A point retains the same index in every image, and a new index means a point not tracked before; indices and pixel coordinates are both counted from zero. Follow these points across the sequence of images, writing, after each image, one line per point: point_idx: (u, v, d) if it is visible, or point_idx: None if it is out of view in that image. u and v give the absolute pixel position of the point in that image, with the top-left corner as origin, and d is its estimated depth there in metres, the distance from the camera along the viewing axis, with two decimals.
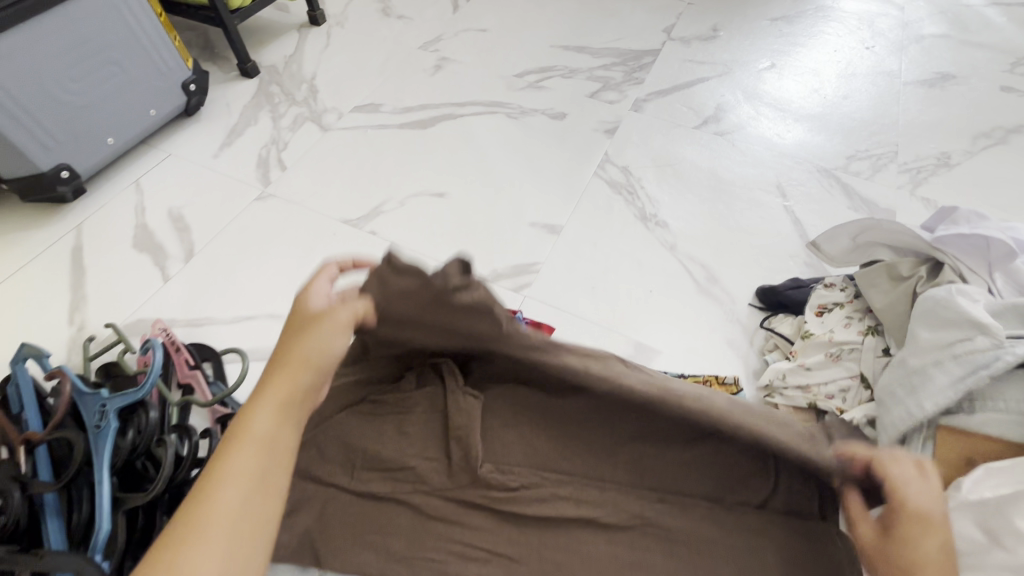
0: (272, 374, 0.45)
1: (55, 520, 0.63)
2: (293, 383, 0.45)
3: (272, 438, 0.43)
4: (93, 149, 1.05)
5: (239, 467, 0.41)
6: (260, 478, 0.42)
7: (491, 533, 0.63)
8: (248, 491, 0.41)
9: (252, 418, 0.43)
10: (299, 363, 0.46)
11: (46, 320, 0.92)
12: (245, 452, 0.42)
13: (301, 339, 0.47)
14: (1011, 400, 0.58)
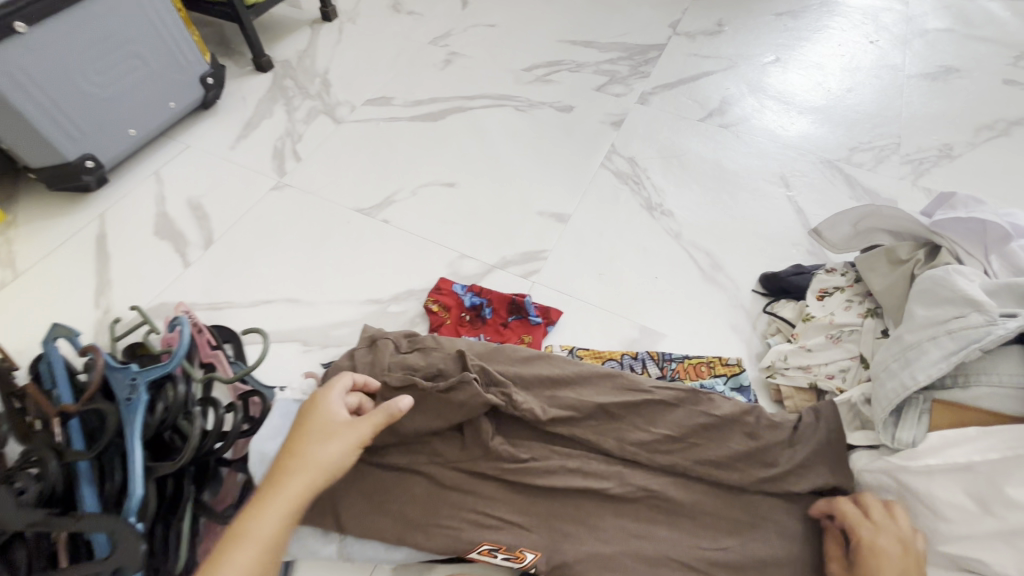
0: (289, 470, 0.56)
1: (89, 488, 0.66)
2: (303, 477, 0.56)
3: (280, 523, 0.53)
4: (116, 140, 1.09)
5: (251, 540, 0.51)
6: (263, 558, 0.51)
7: (503, 502, 0.66)
8: (254, 562, 0.50)
9: (268, 502, 0.54)
10: (313, 463, 0.57)
11: (74, 303, 0.96)
12: (256, 532, 0.52)
13: (317, 440, 0.59)
14: (1003, 374, 0.61)
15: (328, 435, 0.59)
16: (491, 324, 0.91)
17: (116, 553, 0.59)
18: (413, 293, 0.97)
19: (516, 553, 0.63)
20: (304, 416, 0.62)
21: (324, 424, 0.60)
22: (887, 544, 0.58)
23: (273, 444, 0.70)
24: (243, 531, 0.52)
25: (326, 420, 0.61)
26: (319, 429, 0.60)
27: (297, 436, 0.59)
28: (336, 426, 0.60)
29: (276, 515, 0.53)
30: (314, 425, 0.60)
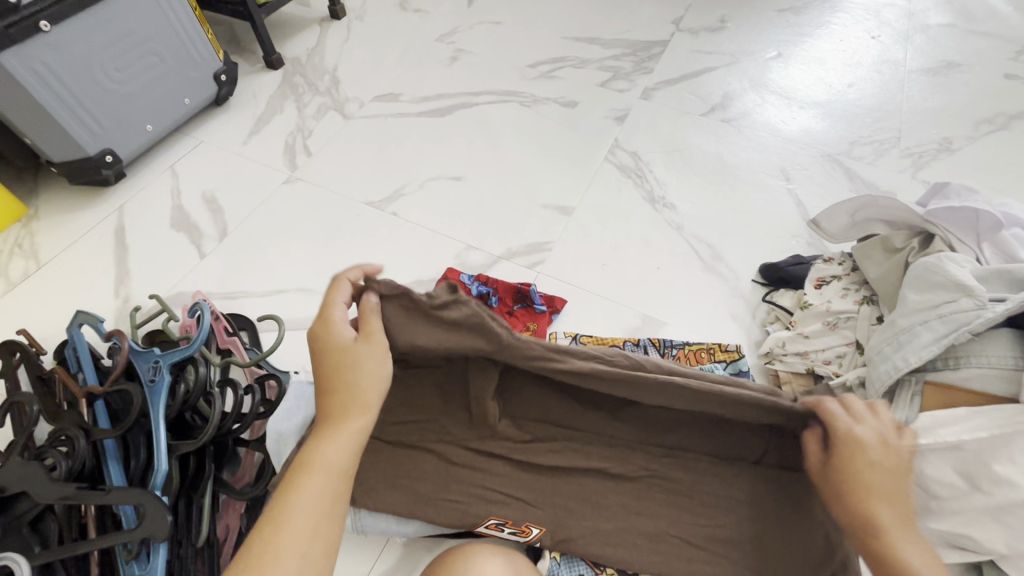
0: (336, 401, 0.53)
1: (115, 464, 0.70)
2: (349, 406, 0.53)
3: (348, 452, 0.52)
4: (133, 135, 1.12)
5: (321, 473, 0.50)
6: (339, 486, 0.50)
7: (509, 479, 0.69)
8: (330, 492, 0.49)
9: (326, 437, 0.52)
10: (357, 390, 0.54)
11: (95, 293, 0.99)
12: (322, 464, 0.50)
13: (350, 363, 0.54)
14: (993, 356, 0.63)
15: (358, 357, 0.54)
16: (497, 312, 0.94)
17: (144, 524, 0.62)
18: (421, 283, 1.00)
19: (522, 527, 0.67)
20: (319, 342, 0.55)
21: (345, 360, 0.54)
22: (869, 438, 0.52)
23: (288, 425, 0.74)
24: (310, 467, 0.50)
25: (344, 358, 0.54)
26: (344, 354, 0.54)
27: (325, 366, 0.54)
28: (361, 346, 0.55)
29: (339, 445, 0.51)
30: (333, 350, 0.55)
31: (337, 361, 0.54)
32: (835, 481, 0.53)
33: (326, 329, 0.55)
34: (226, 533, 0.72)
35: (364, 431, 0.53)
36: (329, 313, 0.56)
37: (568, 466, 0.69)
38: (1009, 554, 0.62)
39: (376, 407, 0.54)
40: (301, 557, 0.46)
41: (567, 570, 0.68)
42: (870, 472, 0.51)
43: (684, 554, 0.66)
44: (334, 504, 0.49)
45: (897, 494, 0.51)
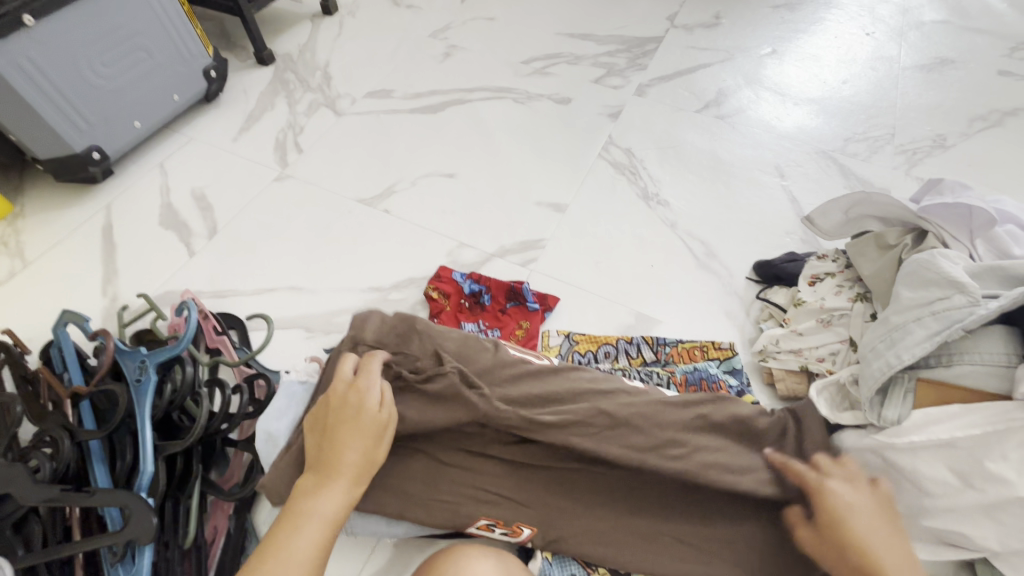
0: (336, 456, 0.58)
1: (101, 466, 0.69)
2: (348, 464, 0.58)
3: (339, 503, 0.56)
4: (120, 132, 1.11)
5: (312, 520, 0.54)
6: (324, 534, 0.54)
7: (500, 478, 0.68)
8: (318, 538, 0.54)
9: (319, 488, 0.56)
10: (358, 447, 0.59)
11: (82, 291, 0.98)
12: (314, 512, 0.55)
13: (360, 422, 0.60)
14: (986, 353, 0.63)
15: (368, 419, 0.60)
16: (490, 310, 0.93)
17: (130, 526, 0.61)
18: (413, 281, 0.99)
19: (513, 528, 0.67)
20: (339, 402, 0.61)
21: (352, 423, 0.60)
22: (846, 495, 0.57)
23: (279, 425, 0.72)
24: (304, 514, 0.55)
25: (351, 423, 0.60)
26: (356, 414, 0.60)
27: (337, 423, 0.60)
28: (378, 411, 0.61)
29: (331, 495, 0.56)
30: (351, 411, 0.60)
31: (346, 422, 0.60)
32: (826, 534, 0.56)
33: (353, 395, 0.61)
34: (215, 535, 0.71)
35: (356, 486, 0.58)
36: (352, 379, 0.63)
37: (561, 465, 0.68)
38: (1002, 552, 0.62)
39: (372, 467, 0.59)
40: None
41: (559, 570, 0.68)
42: (856, 518, 0.55)
43: (677, 553, 0.65)
44: (320, 551, 0.53)
45: (891, 536, 0.54)
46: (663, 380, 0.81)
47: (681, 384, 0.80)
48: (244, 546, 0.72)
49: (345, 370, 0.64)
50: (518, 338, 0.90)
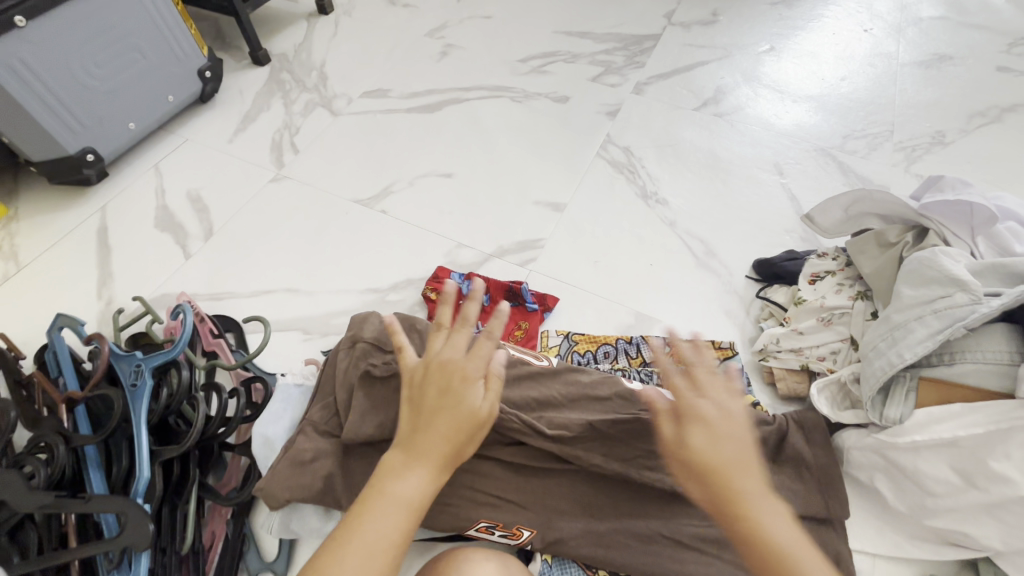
0: (426, 438, 0.49)
1: (96, 472, 0.68)
2: (441, 452, 0.49)
3: (423, 491, 0.48)
4: (115, 133, 1.10)
5: (390, 506, 0.46)
6: (405, 522, 0.46)
7: (500, 480, 0.68)
8: (398, 528, 0.46)
9: (403, 469, 0.48)
10: (453, 434, 0.49)
11: (77, 294, 0.97)
12: (395, 496, 0.47)
13: (464, 406, 0.49)
14: (987, 351, 0.63)
15: (471, 404, 0.49)
16: (488, 311, 0.93)
17: (125, 532, 0.61)
18: (411, 282, 0.99)
19: (513, 530, 0.66)
20: (446, 375, 0.50)
21: (452, 397, 0.49)
22: (704, 428, 0.45)
23: (276, 428, 0.72)
24: (383, 496, 0.47)
25: (450, 397, 0.49)
26: (460, 396, 0.49)
27: (436, 402, 0.49)
28: (481, 400, 0.50)
29: (415, 480, 0.48)
30: (454, 390, 0.50)
31: (443, 396, 0.50)
32: (683, 475, 0.45)
33: (458, 372, 0.50)
34: (212, 540, 0.70)
35: (444, 475, 0.49)
36: (466, 350, 0.51)
37: (559, 465, 0.68)
38: (1005, 552, 0.61)
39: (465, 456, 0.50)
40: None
41: (559, 572, 0.66)
42: (716, 458, 0.44)
43: (679, 555, 0.65)
44: (399, 543, 0.46)
45: (748, 467, 0.44)
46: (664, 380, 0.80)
47: None
48: (242, 551, 0.71)
49: (461, 333, 0.52)
50: (517, 340, 0.90)
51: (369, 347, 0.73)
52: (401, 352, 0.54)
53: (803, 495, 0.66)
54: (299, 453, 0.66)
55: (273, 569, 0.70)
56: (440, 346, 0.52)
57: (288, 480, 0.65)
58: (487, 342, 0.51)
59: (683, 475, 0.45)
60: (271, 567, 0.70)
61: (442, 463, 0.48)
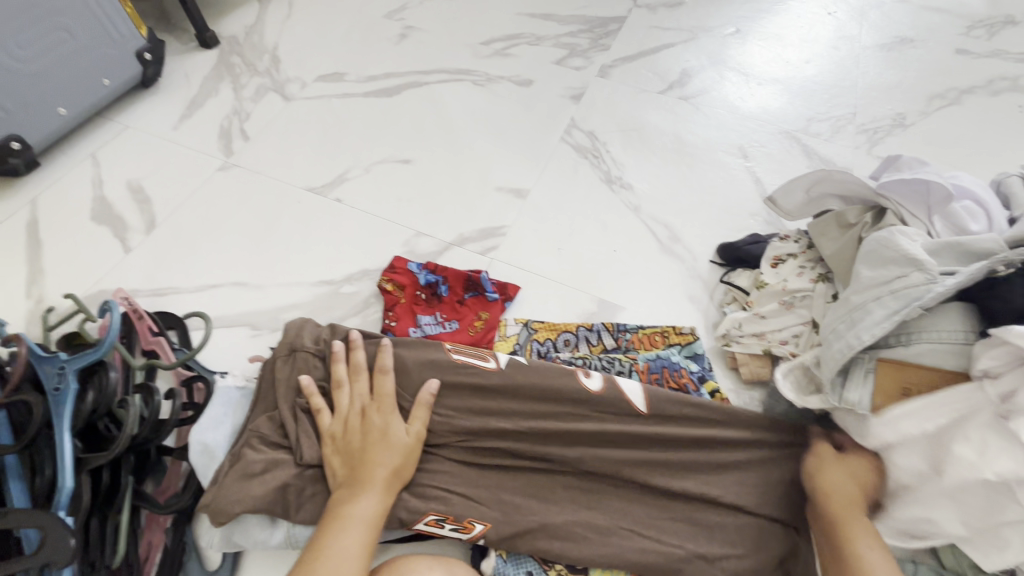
0: (369, 467, 0.61)
1: (18, 483, 0.63)
2: (385, 476, 0.61)
3: (376, 509, 0.59)
4: (44, 120, 1.02)
5: (351, 527, 0.57)
6: (367, 537, 0.57)
7: (455, 476, 0.66)
8: (362, 541, 0.56)
9: (353, 494, 0.59)
10: (392, 460, 0.62)
11: (3, 293, 0.90)
12: (353, 518, 0.57)
13: (388, 439, 0.63)
14: (943, 331, 0.62)
15: (398, 435, 0.64)
16: (447, 302, 0.89)
17: (45, 549, 0.56)
18: (367, 273, 0.95)
19: (464, 523, 0.64)
20: (366, 420, 0.64)
21: (381, 434, 0.63)
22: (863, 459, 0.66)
23: (215, 435, 0.67)
24: (345, 520, 0.57)
25: (379, 433, 0.63)
26: (383, 433, 0.63)
27: (370, 439, 0.63)
28: (403, 430, 0.64)
29: (369, 501, 0.59)
30: (378, 427, 0.64)
31: (373, 434, 0.63)
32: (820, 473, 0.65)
33: (378, 415, 0.65)
34: (149, 551, 0.65)
35: (391, 494, 0.61)
36: (378, 398, 0.66)
37: (523, 463, 0.67)
38: (960, 533, 0.61)
39: (406, 477, 0.63)
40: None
41: (514, 568, 0.64)
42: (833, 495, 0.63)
43: (636, 547, 0.64)
44: (368, 553, 0.56)
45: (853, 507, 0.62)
46: (624, 368, 0.78)
47: (642, 373, 0.77)
48: (182, 562, 0.67)
49: (363, 385, 0.67)
50: (477, 330, 0.86)
51: (312, 357, 0.70)
52: (318, 414, 0.65)
53: (752, 491, 0.67)
54: (248, 465, 0.63)
55: None
56: (350, 401, 0.66)
57: (237, 493, 0.61)
58: (387, 388, 0.67)
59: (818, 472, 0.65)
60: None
61: (390, 483, 0.61)
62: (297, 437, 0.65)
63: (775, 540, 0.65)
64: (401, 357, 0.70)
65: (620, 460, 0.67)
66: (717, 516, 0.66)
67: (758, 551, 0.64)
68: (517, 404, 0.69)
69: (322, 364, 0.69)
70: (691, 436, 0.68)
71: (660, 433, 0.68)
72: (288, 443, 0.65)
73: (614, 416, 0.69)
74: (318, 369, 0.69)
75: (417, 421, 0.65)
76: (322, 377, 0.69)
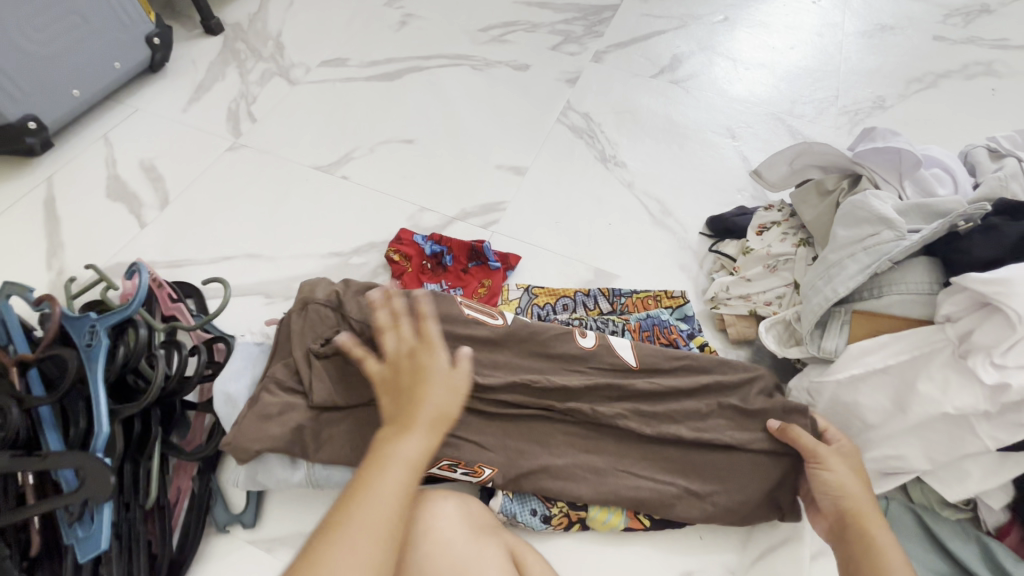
0: (414, 410, 0.57)
1: (53, 432, 0.67)
2: (429, 418, 0.57)
3: (420, 452, 0.55)
4: (58, 101, 1.05)
5: (395, 468, 0.53)
6: (408, 480, 0.53)
7: (464, 423, 0.70)
8: (403, 485, 0.53)
9: (398, 435, 0.55)
10: (437, 403, 0.57)
11: (25, 265, 0.94)
12: (397, 459, 0.53)
13: (435, 382, 0.59)
14: (911, 282, 0.68)
15: (443, 379, 0.60)
16: (452, 271, 0.94)
17: (85, 485, 0.60)
18: (374, 245, 0.99)
19: (474, 468, 0.69)
20: (412, 363, 0.60)
21: (428, 376, 0.59)
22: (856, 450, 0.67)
23: (237, 385, 0.72)
24: (386, 462, 0.53)
25: (427, 375, 0.59)
26: (429, 375, 0.59)
27: (415, 382, 0.59)
28: (450, 374, 0.60)
29: (411, 443, 0.55)
30: (425, 369, 0.60)
31: (420, 375, 0.59)
32: (833, 468, 0.64)
33: (424, 357, 0.60)
34: (178, 496, 0.71)
35: (435, 438, 0.57)
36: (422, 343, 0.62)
37: (526, 409, 0.71)
38: (926, 467, 0.67)
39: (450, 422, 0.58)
40: (379, 537, 0.49)
41: (519, 505, 0.71)
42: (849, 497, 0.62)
43: (631, 486, 0.69)
44: (410, 493, 0.53)
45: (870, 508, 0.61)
46: (618, 328, 0.84)
47: (635, 331, 0.84)
48: (209, 507, 0.72)
49: (373, 332, 0.71)
50: (481, 296, 0.91)
51: (323, 309, 0.74)
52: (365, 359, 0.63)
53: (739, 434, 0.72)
54: (265, 407, 0.67)
55: (241, 520, 0.72)
56: (396, 343, 0.62)
57: (256, 432, 0.66)
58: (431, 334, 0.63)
59: (827, 468, 0.64)
60: (239, 518, 0.72)
61: (435, 427, 0.57)
62: (310, 381, 0.69)
63: (755, 478, 0.69)
64: (414, 310, 0.74)
65: (618, 408, 0.72)
66: (707, 457, 0.71)
67: (744, 488, 0.69)
68: (520, 358, 0.74)
69: (333, 314, 0.74)
70: (681, 384, 0.73)
71: (651, 383, 0.73)
72: (302, 387, 0.69)
73: (610, 369, 0.74)
74: (330, 320, 0.73)
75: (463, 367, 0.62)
76: (333, 326, 0.73)
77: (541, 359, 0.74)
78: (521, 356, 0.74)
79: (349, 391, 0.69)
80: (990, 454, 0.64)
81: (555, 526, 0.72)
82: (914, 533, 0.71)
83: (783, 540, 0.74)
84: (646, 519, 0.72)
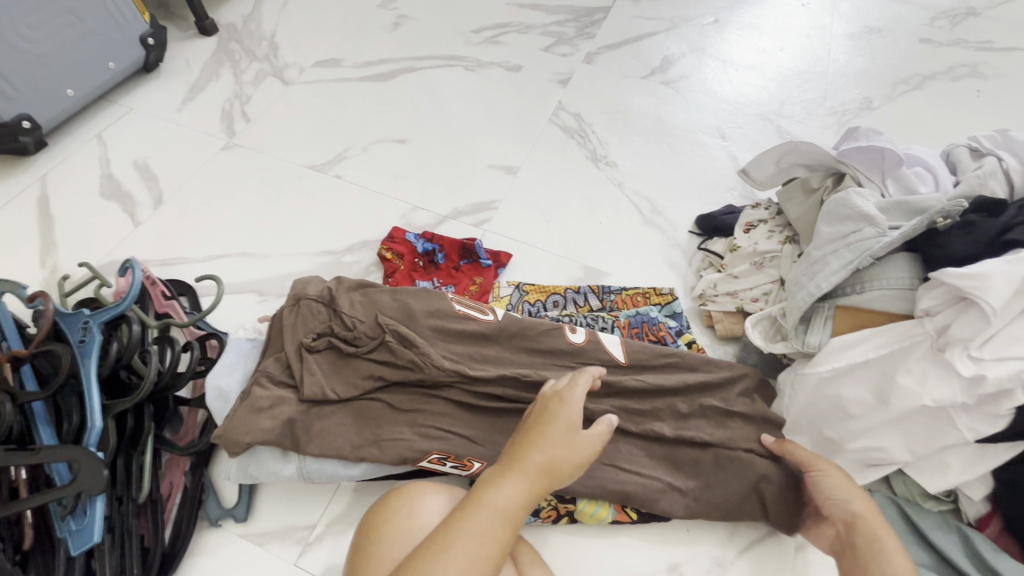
0: (526, 453, 0.56)
1: (47, 427, 0.68)
2: (538, 468, 0.55)
3: (516, 500, 0.53)
4: (52, 100, 1.06)
5: (487, 511, 0.52)
6: (501, 531, 0.52)
7: (454, 418, 0.71)
8: (494, 532, 0.52)
9: (500, 478, 0.54)
10: (551, 452, 0.56)
11: (18, 263, 0.95)
12: (491, 505, 0.53)
13: (555, 430, 0.58)
14: (893, 278, 0.69)
15: (566, 427, 0.58)
16: (444, 268, 0.95)
17: (78, 479, 0.61)
18: (367, 244, 1.00)
19: (463, 461, 0.69)
20: (546, 403, 0.61)
21: (553, 425, 0.58)
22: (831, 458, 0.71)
23: (229, 380, 0.72)
24: (482, 506, 0.52)
25: (550, 423, 0.58)
26: (552, 424, 0.58)
27: (538, 426, 0.58)
28: (572, 430, 0.58)
29: (511, 490, 0.54)
30: (551, 417, 0.59)
31: (540, 423, 0.58)
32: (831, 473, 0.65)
33: (555, 406, 0.60)
34: (171, 490, 0.72)
35: (539, 490, 0.55)
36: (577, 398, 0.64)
37: (516, 404, 0.72)
38: (907, 459, 0.69)
39: (561, 478, 0.56)
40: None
41: None
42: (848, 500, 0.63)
43: (619, 479, 0.70)
44: (500, 541, 0.52)
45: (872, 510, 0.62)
46: (607, 324, 0.85)
47: (623, 327, 0.85)
48: (201, 501, 0.73)
49: (366, 330, 0.72)
50: (472, 293, 0.92)
51: (316, 304, 0.75)
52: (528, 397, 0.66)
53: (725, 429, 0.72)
54: (256, 400, 0.68)
55: (233, 515, 0.73)
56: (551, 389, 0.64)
57: (246, 426, 0.66)
58: (578, 391, 0.62)
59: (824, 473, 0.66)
60: (231, 512, 0.73)
61: (542, 477, 0.55)
62: (301, 375, 0.70)
63: (743, 473, 0.70)
64: (408, 305, 0.75)
65: (607, 403, 0.73)
66: (693, 450, 0.72)
67: (730, 480, 0.70)
68: (510, 354, 0.75)
69: (325, 310, 0.75)
70: (668, 379, 0.74)
71: (639, 378, 0.74)
72: (294, 381, 0.70)
73: (598, 364, 0.75)
74: (322, 316, 0.74)
75: (595, 430, 0.60)
76: (325, 321, 0.74)
77: (531, 354, 0.75)
78: (511, 351, 0.75)
79: (340, 386, 0.70)
80: (969, 445, 0.66)
81: (543, 518, 0.73)
82: (897, 524, 0.73)
83: (768, 532, 0.75)
84: (633, 512, 0.73)
